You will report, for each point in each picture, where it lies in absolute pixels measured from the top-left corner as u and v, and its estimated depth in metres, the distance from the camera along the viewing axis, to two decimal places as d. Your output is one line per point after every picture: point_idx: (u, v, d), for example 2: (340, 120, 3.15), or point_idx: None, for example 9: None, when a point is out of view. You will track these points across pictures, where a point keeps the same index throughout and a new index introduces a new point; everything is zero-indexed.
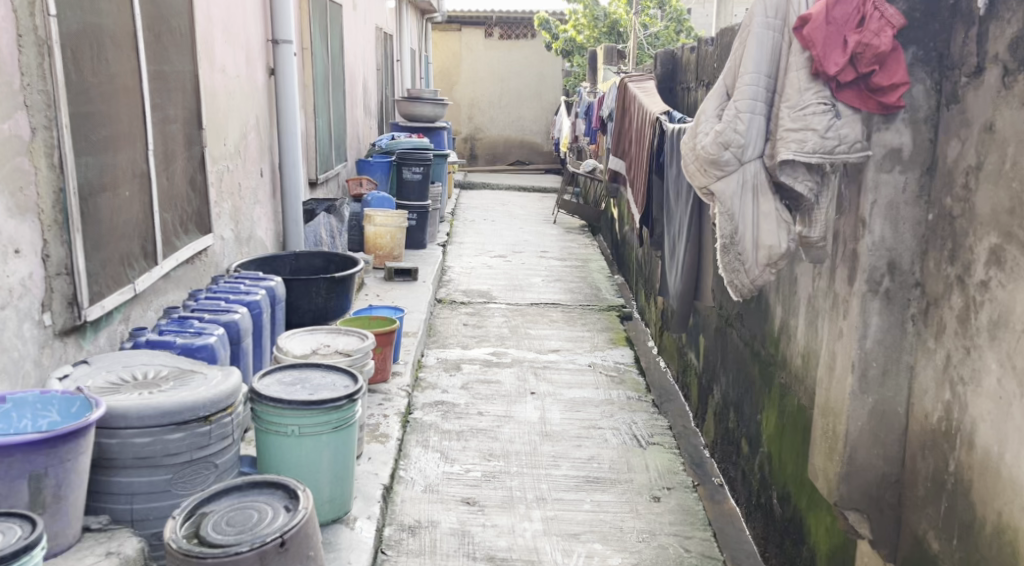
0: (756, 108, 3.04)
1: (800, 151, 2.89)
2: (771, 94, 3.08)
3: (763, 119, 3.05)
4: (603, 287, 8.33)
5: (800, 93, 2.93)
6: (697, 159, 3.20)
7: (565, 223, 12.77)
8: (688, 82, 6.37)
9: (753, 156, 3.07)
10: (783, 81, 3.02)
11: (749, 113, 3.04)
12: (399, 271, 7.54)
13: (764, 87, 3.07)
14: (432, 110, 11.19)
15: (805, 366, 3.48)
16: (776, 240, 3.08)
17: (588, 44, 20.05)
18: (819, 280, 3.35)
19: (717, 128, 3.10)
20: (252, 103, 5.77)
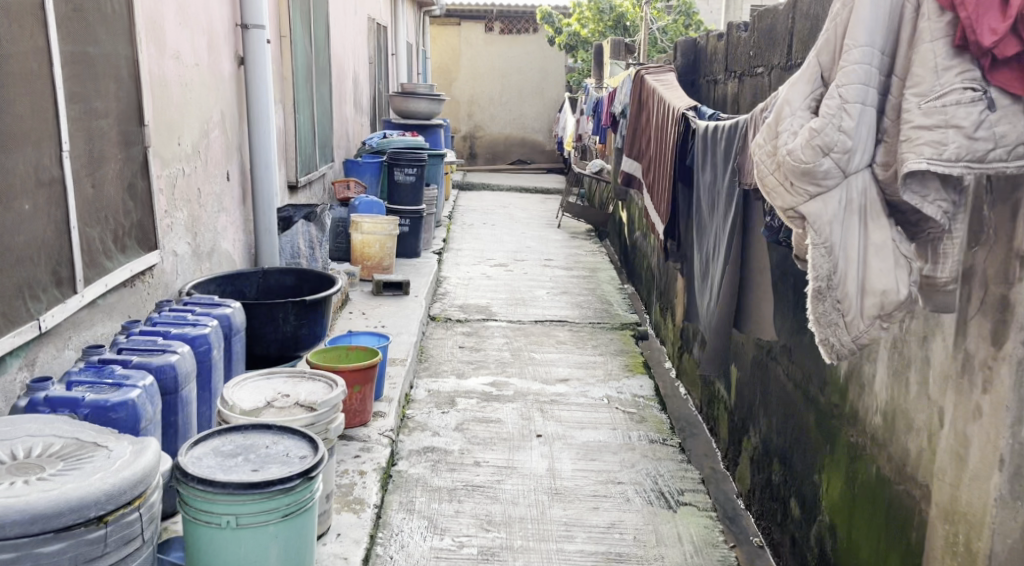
0: (868, 97, 2.43)
1: (937, 159, 2.28)
2: (886, 76, 2.46)
3: (876, 111, 2.44)
4: (614, 301, 7.61)
5: (937, 73, 2.31)
6: (779, 168, 2.58)
7: (570, 227, 12.05)
8: (715, 75, 5.67)
9: (861, 165, 2.46)
10: (907, 60, 2.40)
11: (860, 104, 2.42)
12: (388, 285, 6.82)
13: (878, 67, 2.44)
14: (427, 106, 10.47)
15: (900, 435, 2.74)
16: (893, 284, 2.45)
17: (593, 39, 19.34)
18: (935, 332, 2.61)
19: (812, 125, 2.47)
20: (214, 96, 5.07)
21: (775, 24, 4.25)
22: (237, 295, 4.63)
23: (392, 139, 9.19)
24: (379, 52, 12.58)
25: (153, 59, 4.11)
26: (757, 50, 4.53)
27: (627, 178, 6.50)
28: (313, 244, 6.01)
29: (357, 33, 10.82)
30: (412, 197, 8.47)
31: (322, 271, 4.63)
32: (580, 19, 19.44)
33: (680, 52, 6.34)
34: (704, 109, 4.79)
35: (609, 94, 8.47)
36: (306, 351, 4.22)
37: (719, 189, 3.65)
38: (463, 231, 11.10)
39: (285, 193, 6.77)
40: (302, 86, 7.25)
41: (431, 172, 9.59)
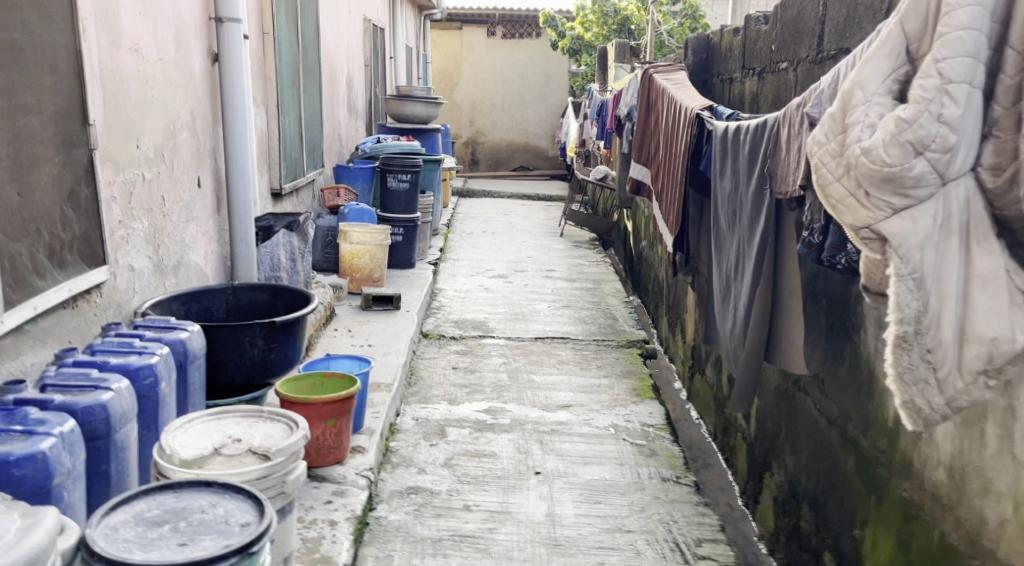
0: (974, 86, 2.15)
1: None
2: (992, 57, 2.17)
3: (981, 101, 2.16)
4: (619, 315, 7.17)
5: None
6: (853, 172, 2.30)
7: (572, 235, 11.61)
8: (731, 73, 5.23)
9: (963, 166, 2.18)
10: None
11: (966, 93, 2.14)
12: (378, 299, 6.37)
13: (985, 48, 2.15)
14: (423, 110, 10.06)
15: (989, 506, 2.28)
16: (998, 327, 2.16)
17: (596, 43, 18.97)
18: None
19: (898, 121, 2.19)
20: (183, 95, 4.65)
21: (802, 12, 3.81)
22: (204, 313, 4.16)
23: (386, 144, 8.77)
24: (375, 55, 12.17)
25: (106, 52, 3.71)
26: (781, 43, 4.10)
27: (634, 185, 6.06)
28: (296, 255, 5.52)
29: (351, 34, 10.41)
30: (406, 205, 8.04)
31: (298, 287, 4.18)
32: (584, 22, 19.06)
33: (692, 50, 5.91)
34: (720, 109, 4.35)
35: (613, 96, 8.04)
36: (278, 378, 3.78)
37: (744, 199, 3.21)
38: (462, 240, 10.65)
39: (268, 201, 6.34)
40: (287, 87, 6.83)
41: (426, 179, 9.17)
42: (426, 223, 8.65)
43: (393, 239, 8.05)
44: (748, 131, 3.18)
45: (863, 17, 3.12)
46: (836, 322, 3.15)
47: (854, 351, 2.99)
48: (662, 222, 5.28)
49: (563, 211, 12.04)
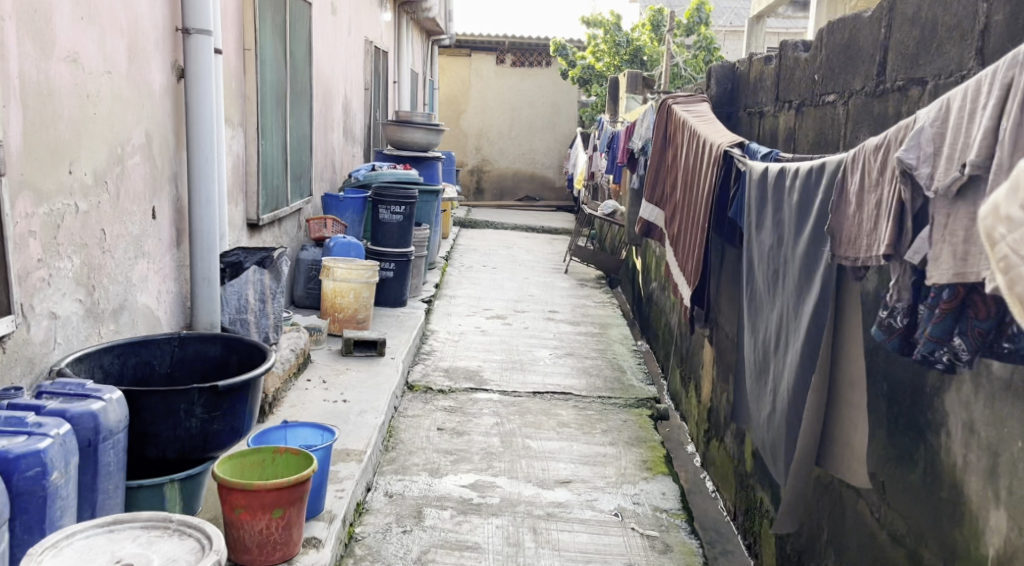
0: None
1: None
2: None
3: None
4: (626, 366, 6.56)
5: None
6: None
7: (577, 271, 11.03)
8: (760, 105, 4.65)
9: None
10: None
11: None
12: (360, 344, 5.76)
13: None
14: (423, 136, 9.50)
15: None
16: None
17: (608, 72, 18.46)
18: None
19: None
20: (138, 113, 4.07)
21: (857, 34, 3.23)
22: (144, 366, 3.55)
23: (381, 173, 8.24)
24: (377, 78, 11.63)
25: (32, 61, 3.13)
26: (828, 72, 3.51)
27: (643, 226, 5.45)
28: (267, 295, 4.91)
29: (350, 55, 9.88)
30: (398, 239, 7.48)
31: (254, 341, 3.59)
32: (596, 51, 18.61)
33: (715, 80, 5.34)
34: (752, 146, 3.76)
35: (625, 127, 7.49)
36: (220, 451, 3.17)
37: (796, 266, 2.64)
38: (460, 275, 10.05)
39: (243, 232, 5.76)
40: (271, 109, 6.27)
41: (423, 211, 8.60)
42: (421, 258, 8.06)
43: (383, 275, 7.46)
44: (801, 177, 2.61)
45: (944, 40, 2.53)
46: (903, 415, 2.62)
47: (930, 454, 2.48)
48: (677, 270, 4.68)
49: (569, 246, 11.46)
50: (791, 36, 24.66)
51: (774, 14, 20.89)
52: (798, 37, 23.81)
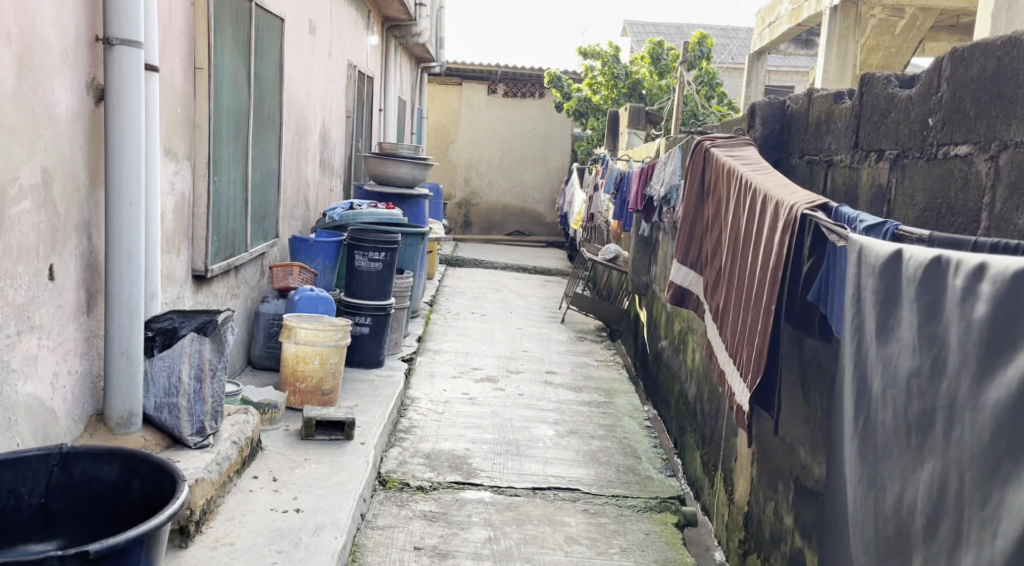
0: None
1: None
2: None
3: None
4: (640, 449, 5.61)
5: None
6: None
7: (575, 320, 10.10)
8: (826, 152, 3.77)
9: None
10: None
11: None
12: (323, 424, 4.79)
13: None
14: (408, 171, 8.55)
15: None
16: None
17: (605, 106, 17.66)
18: None
19: None
20: (30, 145, 3.11)
21: (1015, 64, 2.32)
22: (6, 496, 2.56)
23: (360, 212, 7.30)
24: (359, 105, 10.71)
25: None
26: (957, 114, 2.60)
27: (675, 293, 4.56)
28: (204, 372, 3.94)
29: (329, 79, 8.96)
30: (376, 291, 6.52)
31: (164, 459, 2.64)
32: (592, 84, 17.78)
33: (761, 119, 4.48)
34: (845, 211, 2.82)
35: (640, 169, 6.60)
36: None
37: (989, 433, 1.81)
38: (446, 325, 9.09)
39: (186, 285, 4.78)
40: (229, 140, 5.32)
41: (406, 257, 7.63)
42: (402, 311, 7.09)
43: (357, 332, 6.49)
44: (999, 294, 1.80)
45: None
46: None
47: None
48: (726, 354, 3.80)
49: (566, 293, 10.54)
50: (789, 73, 24.04)
51: (775, 50, 20.23)
52: (797, 74, 23.19)
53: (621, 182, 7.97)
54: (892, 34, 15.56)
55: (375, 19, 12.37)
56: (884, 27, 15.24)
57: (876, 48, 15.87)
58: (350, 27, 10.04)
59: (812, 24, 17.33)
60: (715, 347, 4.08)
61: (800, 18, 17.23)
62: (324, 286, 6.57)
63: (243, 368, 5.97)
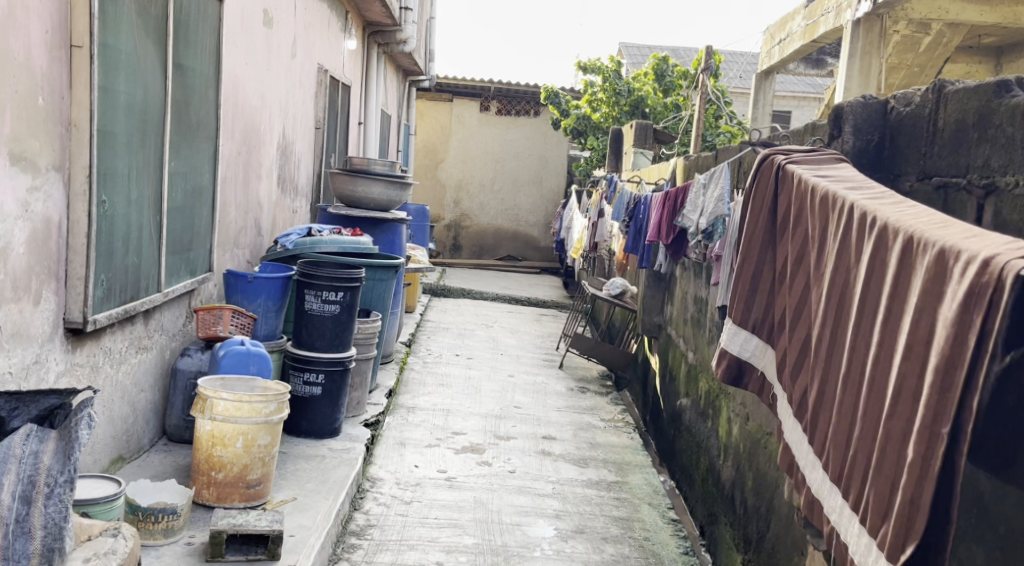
0: None
1: None
2: None
3: None
4: (668, 558, 4.31)
5: None
6: None
7: (576, 365, 8.83)
8: (981, 171, 2.51)
9: None
10: None
11: None
12: (237, 540, 3.49)
13: None
14: (384, 191, 7.29)
15: None
16: None
17: (605, 125, 16.45)
18: None
19: None
20: None
21: None
22: None
23: (321, 241, 6.04)
24: (332, 117, 9.44)
25: None
26: None
27: (727, 367, 3.20)
28: (37, 489, 2.65)
29: (293, 84, 7.68)
30: (331, 341, 5.19)
31: None
32: (592, 100, 16.59)
33: (853, 129, 3.20)
34: None
35: (663, 193, 5.32)
36: None
37: None
38: (424, 372, 7.79)
39: (52, 345, 3.48)
40: (128, 148, 4.00)
41: (375, 295, 6.33)
42: (367, 362, 5.78)
43: (307, 392, 5.17)
44: None
45: None
46: None
47: None
48: (827, 474, 2.53)
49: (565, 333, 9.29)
50: (798, 95, 22.78)
51: (784, 69, 18.95)
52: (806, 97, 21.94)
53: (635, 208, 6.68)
54: (915, 51, 13.95)
55: (354, 22, 11.11)
56: (908, 44, 13.76)
57: (898, 69, 14.50)
58: (321, 27, 8.78)
59: (826, 42, 16.02)
60: (798, 455, 2.80)
61: (815, 34, 15.86)
62: (265, 334, 5.24)
63: (155, 443, 4.66)
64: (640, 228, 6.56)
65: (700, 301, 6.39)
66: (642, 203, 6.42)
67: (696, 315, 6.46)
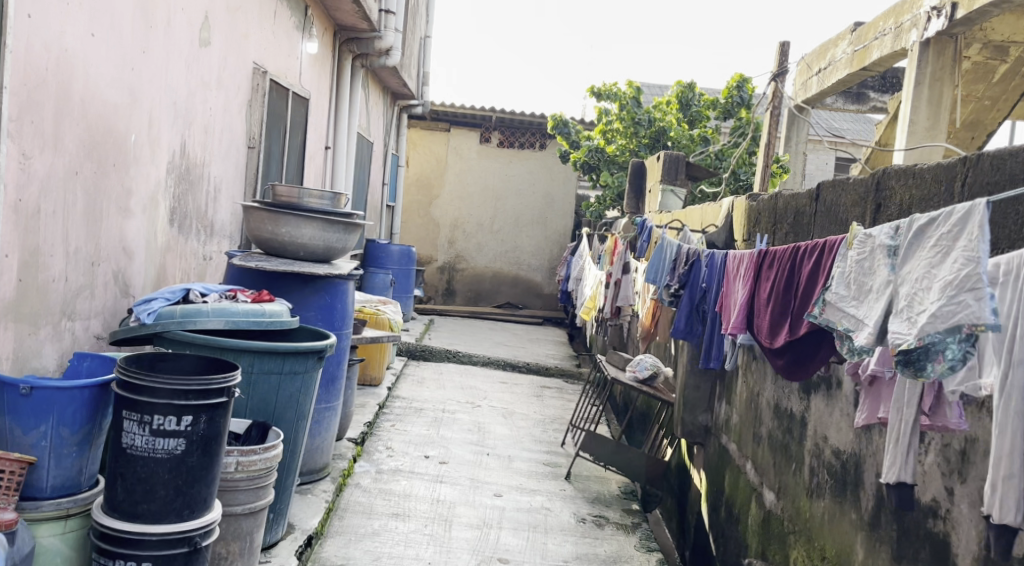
0: None
1: None
2: None
3: None
4: None
5: None
6: None
7: (591, 470, 6.69)
8: None
9: None
10: None
11: None
12: None
13: None
14: (320, 237, 5.09)
15: None
16: None
17: (620, 158, 14.30)
18: None
19: None
20: None
21: None
22: None
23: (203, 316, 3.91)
24: (276, 138, 7.28)
25: None
26: None
27: None
28: None
29: (204, 84, 5.55)
30: (172, 501, 2.98)
31: None
32: (606, 130, 14.51)
33: None
34: None
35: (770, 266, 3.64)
36: None
37: None
38: (373, 491, 5.60)
39: None
40: None
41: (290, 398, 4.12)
42: (253, 518, 3.57)
43: None
44: None
45: None
46: None
47: None
48: None
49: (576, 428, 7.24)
50: (835, 137, 20.40)
51: (820, 103, 16.57)
52: (844, 146, 19.58)
53: (697, 270, 4.68)
54: (988, 82, 11.17)
55: (319, 22, 8.98)
56: (978, 73, 11.03)
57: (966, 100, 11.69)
58: (260, 16, 6.63)
59: (876, 71, 13.52)
60: None
61: (863, 62, 13.37)
62: (57, 485, 2.97)
63: None
64: (702, 300, 4.67)
65: (789, 418, 4.17)
66: (721, 264, 4.40)
67: (782, 439, 4.23)
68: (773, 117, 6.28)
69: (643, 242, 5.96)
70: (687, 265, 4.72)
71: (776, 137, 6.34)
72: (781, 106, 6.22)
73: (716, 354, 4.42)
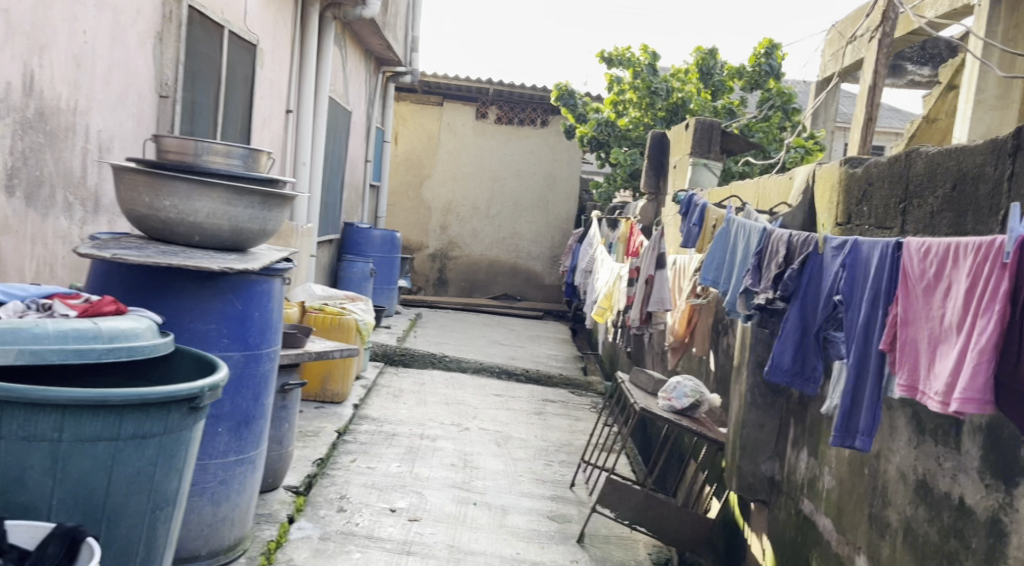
0: None
1: None
2: None
3: None
4: None
5: None
6: None
7: (609, 525, 5.14)
8: None
9: None
10: None
11: None
12: None
13: None
14: (224, 213, 3.45)
15: None
16: None
17: (633, 134, 12.62)
18: None
19: None
20: None
21: None
22: None
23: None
24: (205, 89, 5.63)
25: None
26: None
27: None
28: None
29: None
30: None
31: None
32: (617, 102, 12.85)
33: None
34: None
35: None
36: None
37: None
38: None
39: None
40: None
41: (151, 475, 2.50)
42: None
43: None
44: None
45: None
46: None
47: None
48: None
49: (594, 475, 5.70)
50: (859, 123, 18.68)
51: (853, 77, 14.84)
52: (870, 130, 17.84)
53: (813, 275, 3.29)
54: None
55: None
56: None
57: None
58: None
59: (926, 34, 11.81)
60: None
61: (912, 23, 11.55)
62: None
63: None
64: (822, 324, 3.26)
65: (959, 509, 2.64)
66: (879, 271, 2.90)
67: (944, 548, 2.67)
68: (878, 58, 4.78)
69: (694, 224, 4.33)
70: (800, 262, 3.32)
71: (881, 82, 4.87)
72: (891, 41, 4.76)
73: (862, 429, 2.89)
